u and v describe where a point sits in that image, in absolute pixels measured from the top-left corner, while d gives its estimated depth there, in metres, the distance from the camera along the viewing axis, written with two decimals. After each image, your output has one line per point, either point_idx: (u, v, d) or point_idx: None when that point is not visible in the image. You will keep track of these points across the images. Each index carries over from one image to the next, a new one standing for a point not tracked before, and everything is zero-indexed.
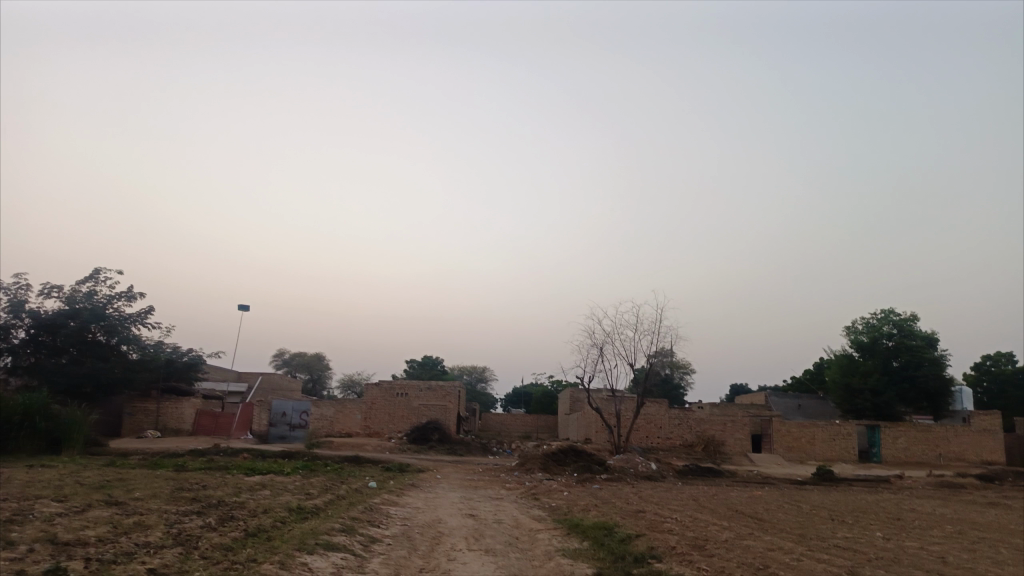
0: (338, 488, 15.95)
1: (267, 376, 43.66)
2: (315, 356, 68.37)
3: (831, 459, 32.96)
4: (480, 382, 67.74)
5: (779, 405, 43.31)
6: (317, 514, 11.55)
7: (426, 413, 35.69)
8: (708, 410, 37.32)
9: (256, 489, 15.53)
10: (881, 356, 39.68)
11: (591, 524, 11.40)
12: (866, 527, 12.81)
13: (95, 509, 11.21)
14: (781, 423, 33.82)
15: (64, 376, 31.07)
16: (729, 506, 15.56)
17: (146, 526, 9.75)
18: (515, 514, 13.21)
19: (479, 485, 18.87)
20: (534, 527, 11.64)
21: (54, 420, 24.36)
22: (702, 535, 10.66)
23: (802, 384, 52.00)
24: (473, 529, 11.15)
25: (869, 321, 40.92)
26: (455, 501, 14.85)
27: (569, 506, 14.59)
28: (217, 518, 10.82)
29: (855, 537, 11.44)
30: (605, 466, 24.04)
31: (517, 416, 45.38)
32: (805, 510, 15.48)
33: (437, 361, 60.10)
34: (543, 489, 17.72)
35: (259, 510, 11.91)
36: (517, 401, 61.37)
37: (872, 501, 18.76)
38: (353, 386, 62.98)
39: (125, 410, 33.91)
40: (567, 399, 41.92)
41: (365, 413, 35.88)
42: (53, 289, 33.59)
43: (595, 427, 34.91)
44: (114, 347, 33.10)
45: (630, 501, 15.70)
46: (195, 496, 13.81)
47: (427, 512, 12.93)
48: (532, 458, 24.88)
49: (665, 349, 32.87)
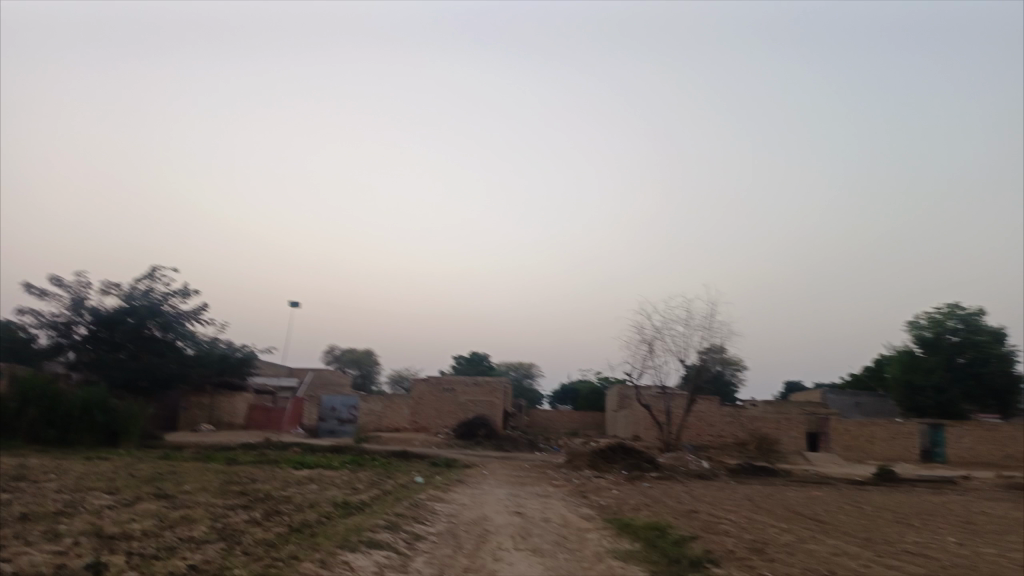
0: (385, 483, 15.87)
1: (317, 371, 44.18)
2: (364, 352, 69.31)
3: (892, 459, 31.66)
4: (527, 378, 67.56)
5: (837, 403, 41.94)
6: (361, 510, 11.41)
7: (472, 409, 35.59)
8: (760, 408, 36.34)
9: (303, 484, 15.56)
10: (945, 353, 37.94)
11: (643, 525, 10.98)
12: (937, 532, 12.05)
13: (143, 503, 11.27)
14: (839, 422, 32.66)
15: (121, 371, 32.05)
16: (787, 507, 14.88)
17: (190, 520, 9.73)
18: (563, 513, 12.90)
19: (526, 482, 18.54)
20: (583, 526, 11.28)
21: (112, 414, 24.99)
22: (760, 538, 10.14)
23: (861, 380, 50.25)
24: (520, 528, 10.85)
25: (932, 316, 39.09)
26: (503, 498, 14.60)
27: (619, 505, 14.18)
28: (262, 513, 10.76)
29: (927, 542, 10.74)
30: (655, 464, 23.48)
31: (564, 412, 45.02)
32: (868, 512, 14.72)
33: (483, 357, 60.20)
34: (591, 487, 17.35)
35: (304, 504, 11.83)
36: (563, 398, 60.99)
37: (938, 503, 17.83)
38: (402, 381, 63.45)
39: (181, 404, 34.75)
40: (614, 396, 41.41)
41: (413, 408, 35.89)
42: (113, 286, 34.47)
43: (644, 425, 34.38)
44: (170, 343, 33.88)
45: (682, 501, 15.22)
46: (243, 489, 13.88)
47: (473, 509, 12.68)
48: (580, 455, 24.49)
49: (716, 345, 32.03)
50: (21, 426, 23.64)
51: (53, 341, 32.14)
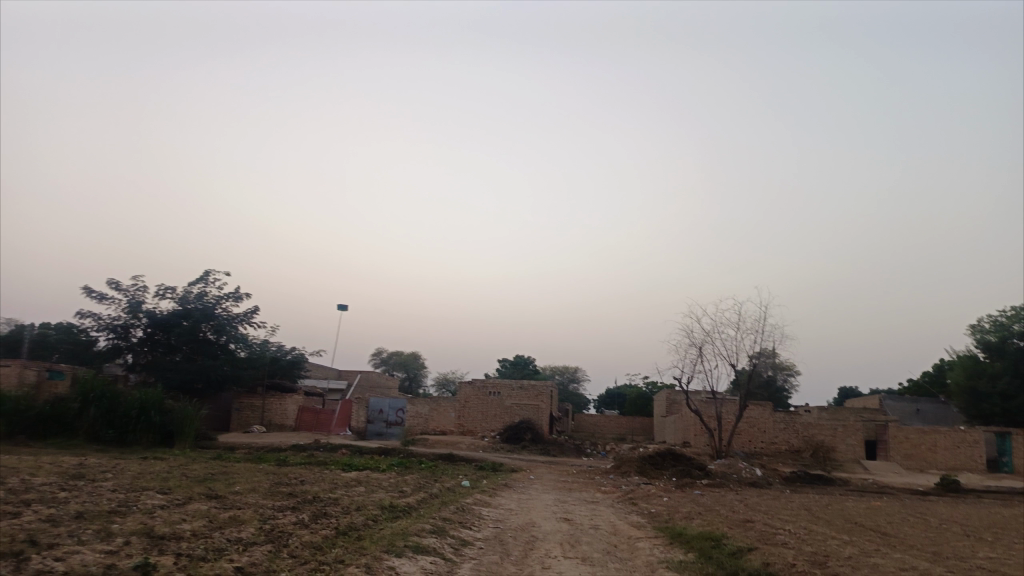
0: (431, 487, 15.78)
1: (365, 374, 44.60)
2: (411, 355, 69.91)
3: (955, 469, 30.36)
4: (572, 382, 67.12)
5: (895, 409, 40.54)
6: (408, 513, 11.33)
7: (518, 413, 35.44)
8: (815, 414, 35.26)
9: (351, 486, 15.58)
10: (1011, 358, 36.23)
11: (696, 534, 10.62)
12: (1011, 547, 11.36)
13: (194, 503, 11.39)
14: (898, 429, 31.48)
15: (177, 372, 32.79)
16: (846, 518, 14.26)
17: (239, 522, 9.76)
18: (612, 520, 12.59)
19: (573, 487, 18.27)
20: (634, 534, 10.98)
21: (168, 414, 25.55)
22: (821, 550, 9.70)
23: (921, 387, 48.52)
24: (568, 535, 10.61)
25: (996, 320, 37.41)
26: (550, 504, 14.36)
27: (670, 513, 13.81)
28: (309, 515, 10.75)
29: (1002, 558, 10.11)
30: (706, 470, 22.93)
31: (612, 418, 44.46)
32: (934, 524, 14.03)
33: (528, 361, 60.05)
34: (640, 494, 16.99)
35: (351, 507, 11.80)
36: (610, 403, 60.34)
37: (1008, 516, 16.91)
38: (448, 385, 63.71)
39: (234, 405, 35.47)
40: (662, 401, 40.70)
41: (459, 411, 35.97)
42: (168, 290, 35.39)
43: (693, 430, 33.71)
44: (223, 345, 34.60)
45: (735, 510, 14.76)
46: (292, 491, 13.95)
47: (520, 514, 12.47)
48: (628, 460, 24.06)
49: (768, 350, 31.19)
50: (81, 425, 24.34)
51: (112, 343, 33.10)
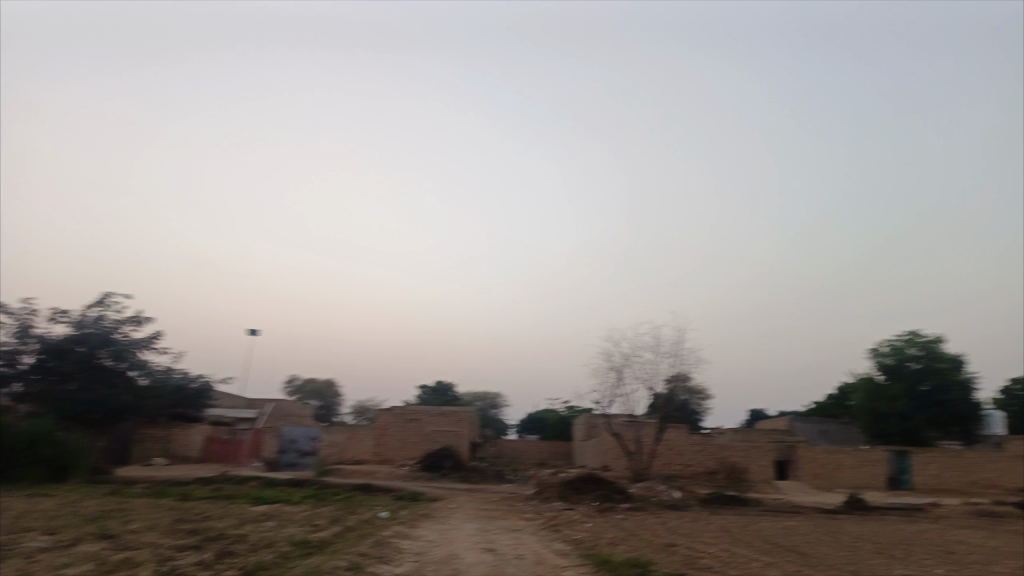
0: (348, 519, 15.03)
1: (278, 402, 42.82)
2: (327, 382, 67.82)
3: (859, 487, 31.59)
4: (493, 408, 66.58)
5: (803, 430, 42.04)
6: (322, 549, 10.66)
7: (438, 440, 34.74)
8: (729, 436, 36.07)
9: (261, 521, 14.68)
10: (907, 380, 38.23)
11: (622, 561, 10.43)
12: (921, 563, 11.66)
13: (82, 544, 10.38)
14: (806, 449, 32.59)
15: (70, 402, 30.52)
16: (764, 539, 14.44)
17: (133, 564, 8.90)
18: (536, 549, 12.26)
19: (494, 515, 17.85)
20: (559, 563, 10.68)
21: (59, 447, 23.60)
22: (746, 574, 9.66)
23: (826, 409, 50.61)
24: (493, 566, 10.21)
25: (894, 344, 39.46)
26: (472, 534, 13.90)
27: (594, 539, 13.61)
28: (212, 554, 9.95)
29: (915, 575, 10.35)
30: (626, 494, 22.93)
31: (532, 443, 44.25)
32: (847, 543, 14.32)
33: (448, 387, 59.28)
34: (563, 520, 16.75)
35: (260, 544, 11.01)
36: (530, 428, 60.19)
37: (912, 532, 17.51)
38: (365, 412, 62.00)
39: (134, 437, 33.27)
40: (582, 426, 40.86)
41: (377, 440, 34.91)
42: (62, 313, 33.05)
43: (612, 454, 33.97)
44: (122, 373, 32.46)
45: (658, 534, 14.72)
46: (195, 528, 12.97)
47: (441, 546, 11.99)
48: (549, 486, 23.82)
49: (683, 373, 31.84)
50: None
51: None
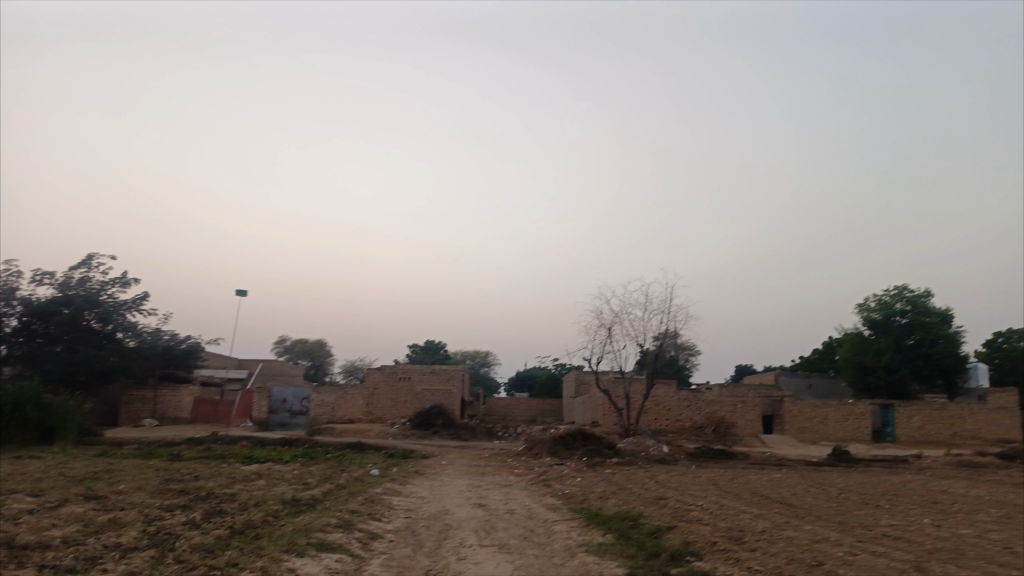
0: (339, 477, 15.06)
1: (267, 363, 42.79)
2: (317, 343, 67.84)
3: (845, 440, 32.03)
4: (483, 366, 66.95)
5: (789, 385, 42.46)
6: (313, 507, 10.63)
7: (429, 399, 34.88)
8: (717, 391, 36.38)
9: (251, 480, 14.64)
10: (894, 334, 38.54)
11: (613, 515, 10.45)
12: (908, 513, 11.76)
13: (69, 505, 10.29)
14: (793, 403, 32.91)
15: (57, 365, 30.30)
16: (753, 491, 14.54)
17: (120, 524, 8.81)
18: (527, 503, 12.31)
19: (485, 471, 17.93)
20: (550, 518, 10.71)
21: (46, 410, 23.45)
22: (736, 525, 9.71)
23: (812, 363, 51.15)
24: (484, 521, 10.23)
25: (881, 299, 39.65)
26: (463, 490, 13.94)
27: (584, 493, 13.69)
28: (201, 513, 9.88)
29: (903, 525, 10.43)
30: (615, 449, 23.12)
31: (522, 400, 44.55)
32: (834, 494, 14.48)
33: (439, 346, 59.43)
34: (554, 475, 16.87)
35: (250, 503, 10.95)
36: (520, 386, 60.60)
37: (898, 483, 17.73)
38: (355, 372, 62.16)
39: (122, 398, 33.16)
40: (571, 382, 41.11)
41: (367, 399, 35.01)
42: (46, 275, 32.60)
43: (602, 410, 34.08)
44: (109, 335, 32.22)
45: (647, 487, 14.85)
46: (184, 488, 12.92)
47: (432, 502, 11.99)
48: (540, 441, 23.98)
49: (671, 330, 31.89)
50: None
51: None
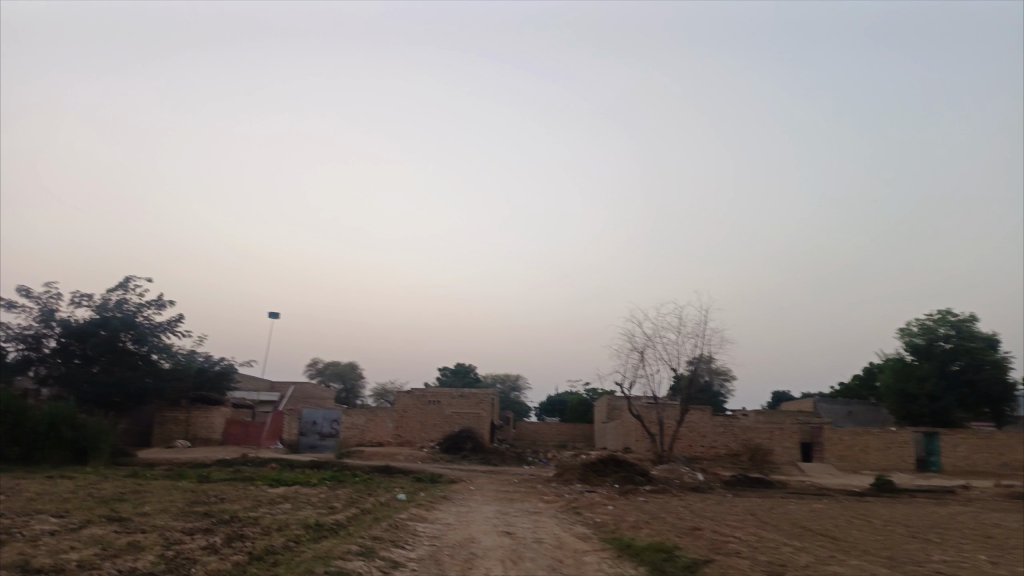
0: (365, 502, 14.79)
1: (299, 385, 42.93)
2: (349, 365, 68.11)
3: (887, 469, 30.88)
4: (513, 391, 66.48)
5: (828, 412, 41.28)
6: (335, 532, 10.36)
7: (458, 422, 34.54)
8: (753, 418, 35.43)
9: (276, 503, 14.43)
10: (938, 360, 37.27)
11: (646, 546, 9.99)
12: (961, 549, 11.07)
13: (91, 527, 10.16)
14: (833, 431, 31.90)
15: (93, 385, 30.61)
16: (793, 522, 13.91)
17: (138, 548, 8.61)
18: (556, 532, 11.89)
19: (514, 498, 17.51)
20: (579, 548, 10.28)
21: (81, 430, 23.63)
22: (777, 560, 9.20)
23: (851, 390, 49.77)
24: (511, 551, 9.84)
25: (924, 324, 38.44)
26: (491, 516, 13.56)
27: (616, 522, 13.20)
28: (222, 537, 9.67)
29: (957, 561, 9.79)
30: (648, 476, 22.49)
31: (552, 425, 43.97)
32: (880, 527, 13.78)
33: (469, 369, 59.19)
34: (584, 503, 16.38)
35: (272, 527, 10.73)
36: (551, 411, 59.93)
37: (947, 515, 16.88)
38: (386, 395, 62.16)
39: (156, 419, 33.37)
40: (603, 407, 40.40)
41: (397, 422, 34.80)
42: (84, 298, 33.22)
43: (634, 436, 33.37)
44: (144, 357, 32.56)
45: (682, 516, 14.32)
46: (208, 511, 12.75)
47: (457, 529, 11.65)
48: (570, 468, 23.47)
49: (705, 355, 31.21)
50: None
51: (22, 355, 30.66)
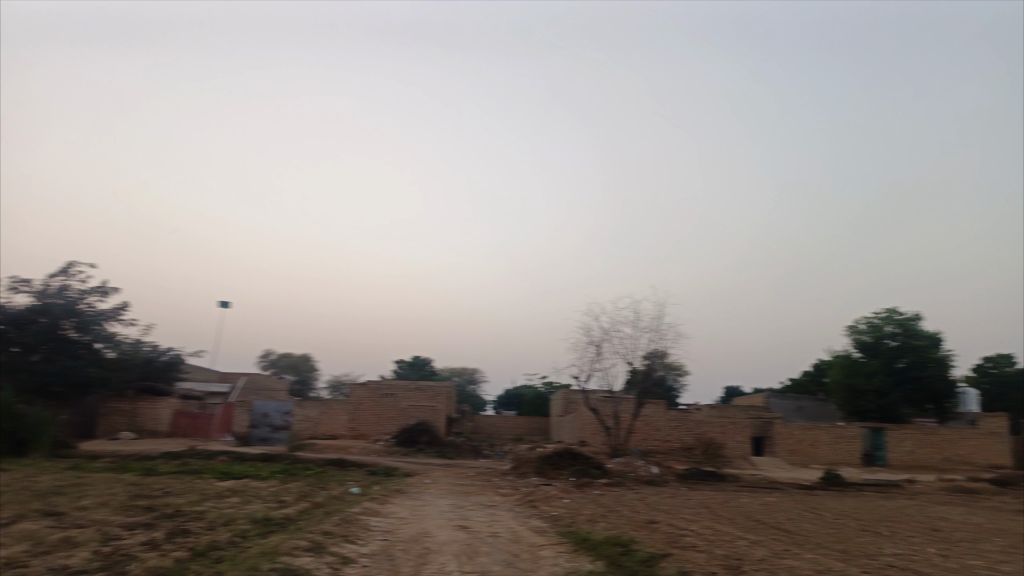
0: (316, 495, 14.39)
1: (251, 376, 41.98)
2: (302, 357, 67.01)
3: (836, 463, 31.58)
4: (471, 384, 66.26)
5: (779, 407, 42.09)
6: (285, 527, 10.02)
7: (414, 415, 34.16)
8: (706, 412, 35.87)
9: (223, 497, 13.94)
10: (885, 357, 38.26)
11: (603, 539, 9.88)
12: (910, 542, 11.24)
13: (22, 522, 9.61)
14: (784, 425, 32.45)
15: (32, 375, 29.36)
16: (747, 516, 14.01)
17: (72, 544, 8.15)
18: (512, 526, 11.74)
19: (470, 491, 17.29)
20: (536, 542, 10.12)
21: (18, 420, 22.64)
22: (733, 553, 9.18)
23: (801, 386, 50.90)
24: (466, 546, 9.63)
25: (871, 322, 39.49)
26: (445, 510, 13.32)
27: (572, 515, 13.11)
28: (164, 533, 9.24)
29: (907, 554, 9.91)
30: (604, 470, 22.51)
31: (509, 418, 43.89)
32: (831, 520, 13.96)
33: (426, 362, 58.79)
34: (541, 496, 16.27)
35: (218, 522, 10.32)
36: (508, 404, 59.93)
37: (893, 509, 17.22)
38: (340, 387, 61.30)
39: (100, 410, 32.29)
40: (559, 401, 40.56)
41: (351, 414, 34.33)
42: (23, 283, 31.76)
43: (591, 429, 33.54)
44: (88, 346, 31.35)
45: (638, 510, 14.30)
46: (151, 505, 12.23)
47: (411, 523, 11.39)
48: (526, 461, 23.36)
49: (661, 349, 31.43)
50: None
51: None
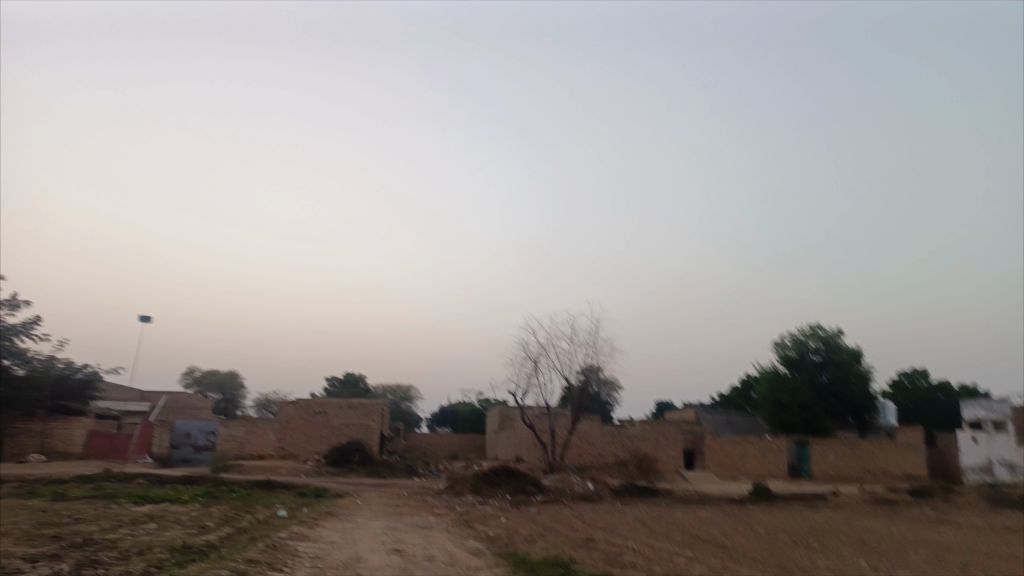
0: (241, 520, 13.69)
1: (173, 395, 40.16)
2: (229, 375, 64.60)
3: (763, 476, 32.32)
4: (405, 401, 65.16)
5: (710, 421, 42.90)
6: (206, 555, 9.43)
7: (347, 434, 33.17)
8: (640, 427, 36.23)
9: (139, 523, 13.10)
10: (809, 372, 39.51)
11: (541, 560, 9.65)
12: (840, 554, 11.42)
13: None
14: (714, 439, 33.04)
15: None
16: (682, 532, 14.04)
17: None
18: (447, 547, 11.41)
19: (404, 512, 16.81)
20: (473, 565, 9.81)
21: None
22: (672, 571, 9.10)
23: (730, 400, 52.10)
24: (400, 570, 9.25)
25: (796, 337, 40.71)
26: (378, 533, 12.85)
27: (509, 535, 12.86)
28: (71, 565, 8.52)
29: (838, 567, 10.06)
30: (540, 487, 22.34)
31: (443, 436, 43.31)
32: (763, 534, 14.11)
33: (359, 379, 57.55)
34: (476, 515, 15.93)
35: (132, 551, 9.62)
36: (443, 421, 59.21)
37: (821, 521, 17.60)
38: (268, 405, 59.38)
39: (6, 431, 29.89)
40: (496, 417, 40.33)
41: (280, 433, 33.21)
42: None
43: (526, 445, 33.36)
44: None
45: (575, 528, 14.15)
46: (58, 533, 11.35)
47: (342, 548, 10.91)
48: (461, 479, 22.97)
49: (596, 364, 31.56)
50: None
51: None
